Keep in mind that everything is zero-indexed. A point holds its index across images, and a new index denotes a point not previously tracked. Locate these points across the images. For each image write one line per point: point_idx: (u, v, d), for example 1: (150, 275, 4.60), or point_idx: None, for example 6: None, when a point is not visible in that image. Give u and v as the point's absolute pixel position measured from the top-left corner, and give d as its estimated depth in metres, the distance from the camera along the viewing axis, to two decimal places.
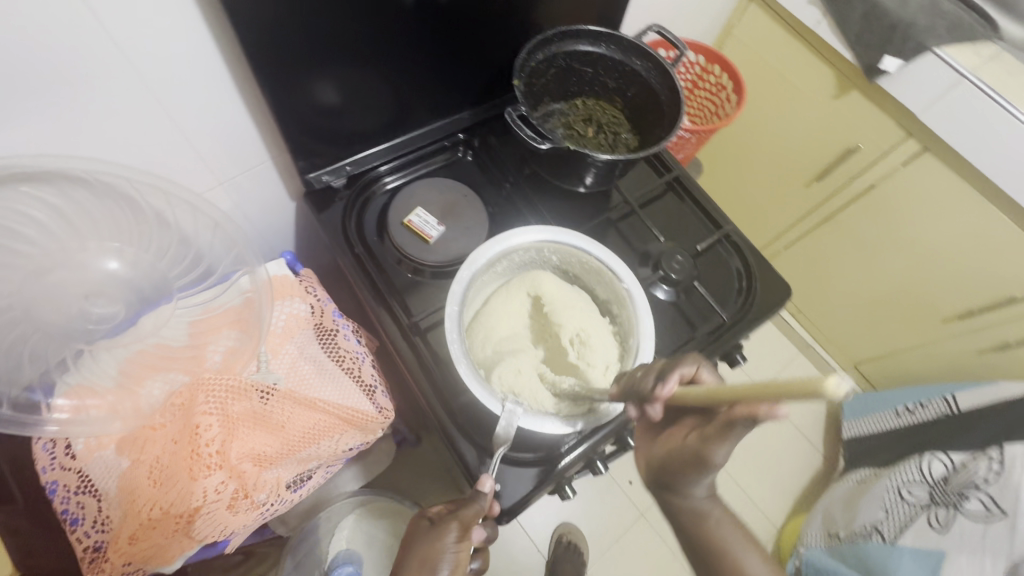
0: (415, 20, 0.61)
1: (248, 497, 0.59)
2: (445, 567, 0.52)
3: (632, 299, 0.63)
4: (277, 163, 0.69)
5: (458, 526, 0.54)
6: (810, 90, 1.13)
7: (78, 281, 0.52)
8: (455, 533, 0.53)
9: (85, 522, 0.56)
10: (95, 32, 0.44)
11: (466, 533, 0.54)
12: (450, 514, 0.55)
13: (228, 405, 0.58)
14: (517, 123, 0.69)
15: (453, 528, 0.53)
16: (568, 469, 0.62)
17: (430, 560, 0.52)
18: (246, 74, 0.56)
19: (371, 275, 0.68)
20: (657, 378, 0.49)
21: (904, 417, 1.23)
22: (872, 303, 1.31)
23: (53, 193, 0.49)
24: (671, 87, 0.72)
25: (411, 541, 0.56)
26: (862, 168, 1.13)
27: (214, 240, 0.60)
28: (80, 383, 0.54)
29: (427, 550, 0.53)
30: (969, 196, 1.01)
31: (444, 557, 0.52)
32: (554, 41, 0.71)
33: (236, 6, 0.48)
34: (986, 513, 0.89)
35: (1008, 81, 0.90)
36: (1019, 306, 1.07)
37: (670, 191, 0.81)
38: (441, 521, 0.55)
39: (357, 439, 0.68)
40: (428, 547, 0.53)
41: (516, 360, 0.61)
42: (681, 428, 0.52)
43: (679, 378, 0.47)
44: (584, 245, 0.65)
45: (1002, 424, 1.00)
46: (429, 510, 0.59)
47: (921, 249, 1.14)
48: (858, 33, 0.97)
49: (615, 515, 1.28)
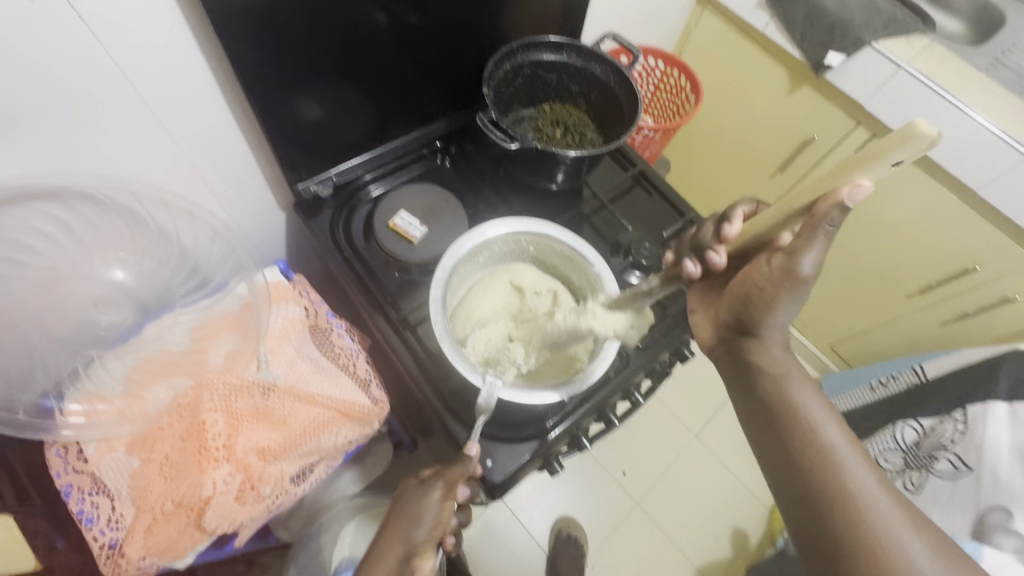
0: (390, 39, 0.67)
1: (254, 489, 0.63)
2: (429, 521, 0.57)
3: (603, 282, 0.69)
4: (267, 175, 0.74)
5: (443, 485, 0.59)
6: (767, 88, 1.20)
7: (86, 290, 0.57)
8: (440, 492, 0.58)
9: (100, 520, 0.59)
10: (102, 58, 0.49)
11: (450, 492, 0.58)
12: (436, 474, 0.59)
13: (232, 403, 0.63)
14: (488, 125, 0.74)
15: (439, 486, 0.59)
16: (557, 442, 0.66)
17: (416, 513, 0.57)
18: (237, 91, 0.61)
19: (360, 275, 0.73)
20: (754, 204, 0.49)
21: (878, 390, 1.29)
22: (839, 282, 1.38)
23: (62, 209, 0.54)
24: (629, 88, 0.78)
25: (400, 498, 0.61)
26: (818, 157, 1.21)
27: (212, 248, 0.65)
28: (90, 390, 0.58)
29: (414, 508, 0.58)
30: (916, 175, 1.08)
31: (428, 513, 0.57)
32: (519, 51, 0.77)
33: (224, 29, 0.53)
34: (954, 470, 0.95)
35: (940, 69, 0.97)
36: (972, 277, 1.14)
37: (637, 185, 0.87)
38: (428, 481, 0.60)
39: (355, 432, 0.71)
40: (415, 505, 0.58)
41: (487, 332, 0.68)
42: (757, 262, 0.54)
43: (740, 216, 0.60)
44: (556, 233, 0.71)
45: (964, 386, 1.06)
46: (420, 472, 0.63)
47: (879, 228, 1.21)
48: (803, 32, 1.05)
49: (610, 506, 1.32)
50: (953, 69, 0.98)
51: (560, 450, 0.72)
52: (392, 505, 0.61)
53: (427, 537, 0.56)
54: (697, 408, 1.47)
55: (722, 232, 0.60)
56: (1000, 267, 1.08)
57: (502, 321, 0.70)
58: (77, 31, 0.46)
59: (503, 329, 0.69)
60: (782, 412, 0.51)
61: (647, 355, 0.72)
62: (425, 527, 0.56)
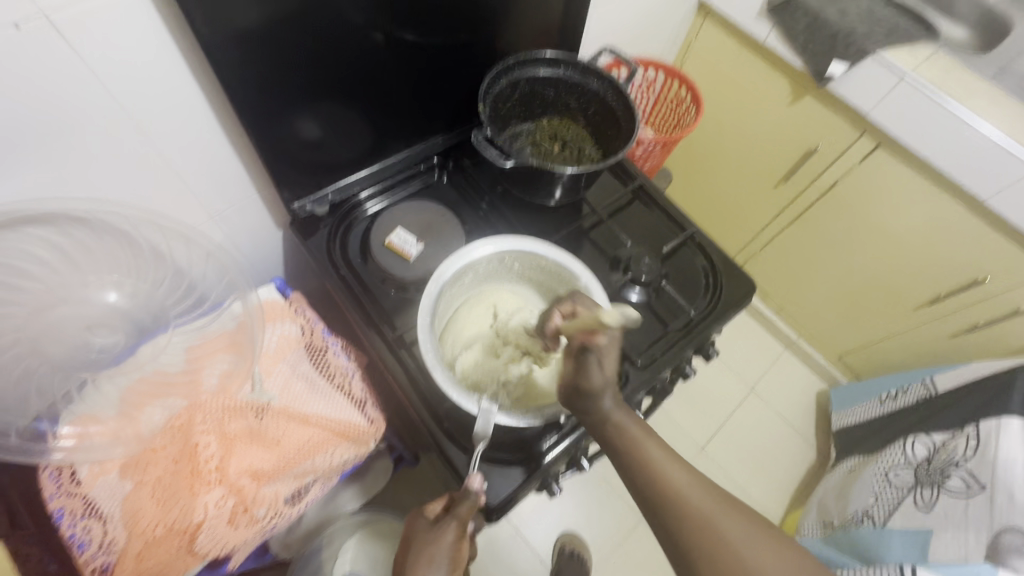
0: (386, 57, 0.67)
1: (247, 512, 0.63)
2: (445, 561, 0.57)
3: (590, 293, 0.67)
4: (263, 194, 0.74)
5: (456, 525, 0.59)
6: (769, 98, 1.19)
7: (79, 315, 0.56)
8: (454, 532, 0.58)
9: (92, 545, 0.58)
10: (92, 82, 0.48)
11: (463, 531, 0.59)
12: (447, 513, 0.59)
13: (225, 424, 0.63)
14: (483, 143, 0.73)
15: (452, 526, 0.58)
16: (552, 465, 0.65)
17: (431, 554, 0.58)
18: (231, 112, 0.61)
19: (356, 294, 0.72)
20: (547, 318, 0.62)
21: (888, 403, 1.26)
22: (845, 292, 1.35)
23: (57, 233, 0.53)
24: (626, 102, 0.77)
25: (410, 541, 0.60)
26: (824, 166, 1.19)
27: (207, 270, 0.65)
28: (83, 413, 0.57)
29: (427, 548, 0.58)
30: (923, 186, 1.06)
31: (443, 553, 0.57)
32: (516, 67, 0.77)
33: (217, 53, 0.53)
34: (967, 489, 0.92)
35: (945, 78, 0.96)
36: (982, 288, 1.11)
37: (637, 199, 0.86)
38: (440, 521, 0.60)
39: (351, 451, 0.71)
40: (428, 545, 0.58)
41: (473, 353, 0.68)
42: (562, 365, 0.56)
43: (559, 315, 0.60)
44: (540, 249, 0.69)
45: (978, 401, 1.03)
46: (427, 509, 0.63)
47: (886, 238, 1.18)
48: (805, 42, 1.04)
49: (616, 521, 1.29)
50: (959, 79, 0.96)
51: (558, 471, 0.71)
52: (403, 545, 0.61)
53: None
54: (703, 420, 1.45)
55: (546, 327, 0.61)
56: (1009, 279, 1.06)
57: (486, 342, 0.69)
58: (69, 58, 0.46)
59: (489, 348, 0.69)
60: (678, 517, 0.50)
61: (648, 373, 0.71)
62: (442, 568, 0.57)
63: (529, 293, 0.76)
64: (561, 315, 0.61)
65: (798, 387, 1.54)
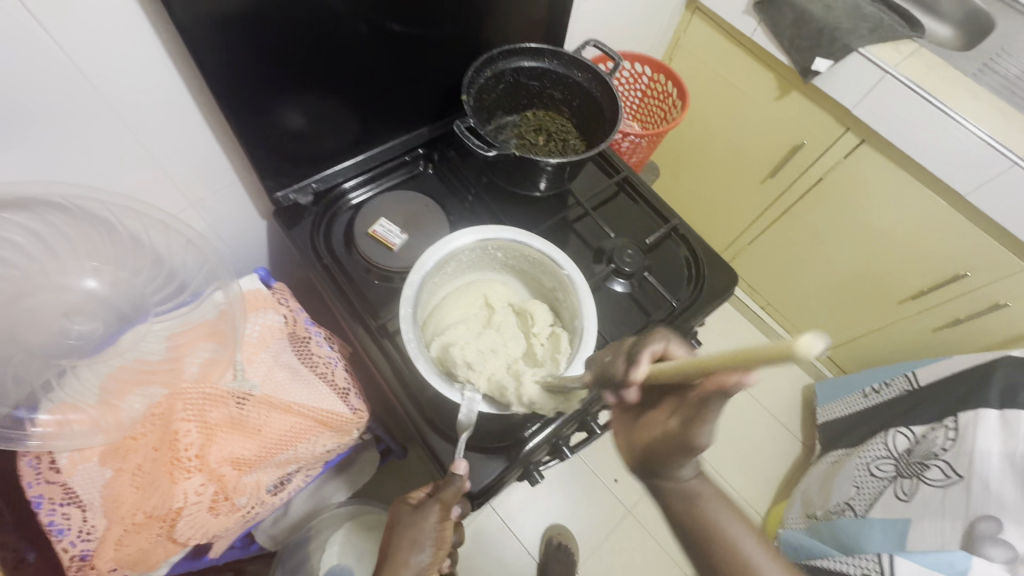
0: (369, 46, 0.66)
1: (229, 499, 0.63)
2: (429, 543, 0.58)
3: (573, 285, 0.67)
4: (245, 182, 0.74)
5: (439, 508, 0.58)
6: (756, 93, 1.20)
7: (56, 302, 0.56)
8: (437, 514, 0.59)
9: (71, 532, 0.58)
10: (66, 67, 0.48)
11: (447, 513, 0.59)
12: (431, 497, 0.59)
13: (205, 413, 0.62)
14: (466, 133, 0.74)
15: (435, 509, 0.59)
16: (534, 453, 0.65)
17: (416, 536, 0.58)
18: (212, 100, 0.61)
19: (340, 284, 0.72)
20: (626, 360, 0.47)
21: (871, 397, 1.28)
22: (831, 286, 1.37)
23: (31, 218, 0.53)
24: (611, 94, 0.78)
25: (396, 524, 0.61)
26: (810, 161, 1.20)
27: (188, 258, 0.65)
28: (64, 401, 0.57)
29: (412, 531, 0.59)
30: (907, 181, 1.07)
31: (427, 535, 0.58)
32: (500, 58, 0.77)
33: (195, 40, 0.53)
34: (946, 478, 0.93)
35: (929, 74, 0.96)
36: (964, 283, 1.13)
37: (621, 191, 0.86)
38: (423, 505, 0.60)
39: (333, 441, 0.71)
40: (412, 528, 0.59)
41: (446, 336, 0.65)
42: (658, 414, 0.50)
43: (649, 357, 0.46)
44: (523, 240, 0.70)
45: (957, 394, 1.04)
46: (411, 493, 0.64)
47: (870, 233, 1.20)
48: (791, 37, 1.04)
49: (603, 514, 1.30)
50: (942, 75, 0.97)
51: (540, 459, 0.71)
52: (388, 529, 0.62)
53: (429, 558, 0.58)
54: None
55: (628, 376, 0.46)
56: (990, 274, 1.08)
57: (469, 326, 0.68)
58: (44, 42, 0.46)
59: (470, 333, 0.67)
60: (705, 536, 0.48)
61: None
62: (427, 549, 0.58)
63: (514, 282, 0.77)
64: (650, 357, 0.46)
65: (785, 381, 1.55)
